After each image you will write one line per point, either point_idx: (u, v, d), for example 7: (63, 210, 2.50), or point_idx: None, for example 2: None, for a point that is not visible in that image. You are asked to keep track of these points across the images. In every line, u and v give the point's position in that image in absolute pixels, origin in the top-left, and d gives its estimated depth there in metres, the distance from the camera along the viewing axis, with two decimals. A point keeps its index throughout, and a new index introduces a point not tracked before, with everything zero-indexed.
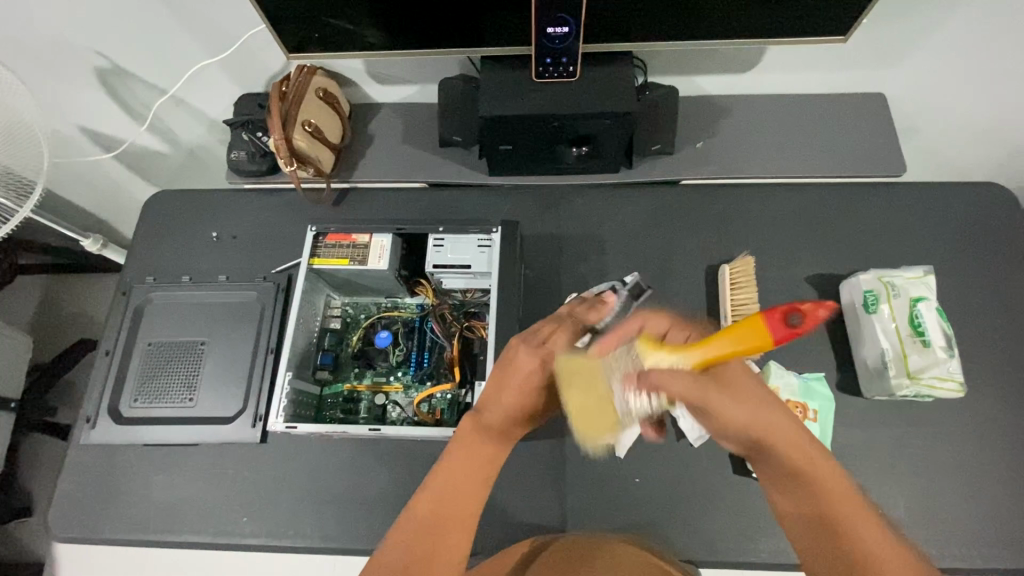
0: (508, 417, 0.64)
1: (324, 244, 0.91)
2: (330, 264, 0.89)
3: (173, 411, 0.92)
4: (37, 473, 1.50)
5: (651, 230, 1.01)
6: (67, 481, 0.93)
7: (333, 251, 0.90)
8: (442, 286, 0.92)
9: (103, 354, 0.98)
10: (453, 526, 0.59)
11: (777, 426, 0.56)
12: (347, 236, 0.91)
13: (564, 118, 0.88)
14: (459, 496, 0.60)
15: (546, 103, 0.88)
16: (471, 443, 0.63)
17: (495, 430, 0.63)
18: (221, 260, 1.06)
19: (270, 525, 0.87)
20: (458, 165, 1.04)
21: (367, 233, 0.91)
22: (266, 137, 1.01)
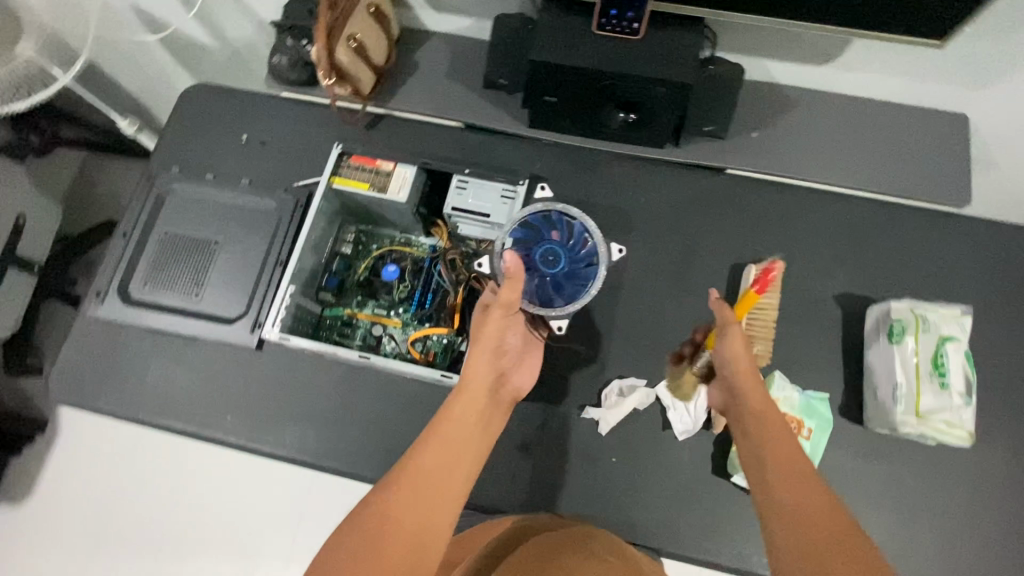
0: (477, 397, 0.73)
1: (347, 165, 0.90)
2: (350, 187, 0.88)
3: (179, 304, 0.94)
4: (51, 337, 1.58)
5: (683, 214, 0.97)
6: (69, 349, 0.96)
7: (354, 174, 0.89)
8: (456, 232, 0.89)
9: (120, 235, 0.99)
10: (459, 439, 0.67)
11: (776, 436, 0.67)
12: (371, 161, 0.89)
13: (615, 77, 0.83)
14: (462, 428, 0.69)
15: (600, 58, 0.83)
16: (472, 389, 0.73)
17: (484, 375, 0.75)
18: (245, 164, 1.05)
19: (252, 430, 0.89)
20: (498, 112, 1.01)
21: (391, 162, 0.88)
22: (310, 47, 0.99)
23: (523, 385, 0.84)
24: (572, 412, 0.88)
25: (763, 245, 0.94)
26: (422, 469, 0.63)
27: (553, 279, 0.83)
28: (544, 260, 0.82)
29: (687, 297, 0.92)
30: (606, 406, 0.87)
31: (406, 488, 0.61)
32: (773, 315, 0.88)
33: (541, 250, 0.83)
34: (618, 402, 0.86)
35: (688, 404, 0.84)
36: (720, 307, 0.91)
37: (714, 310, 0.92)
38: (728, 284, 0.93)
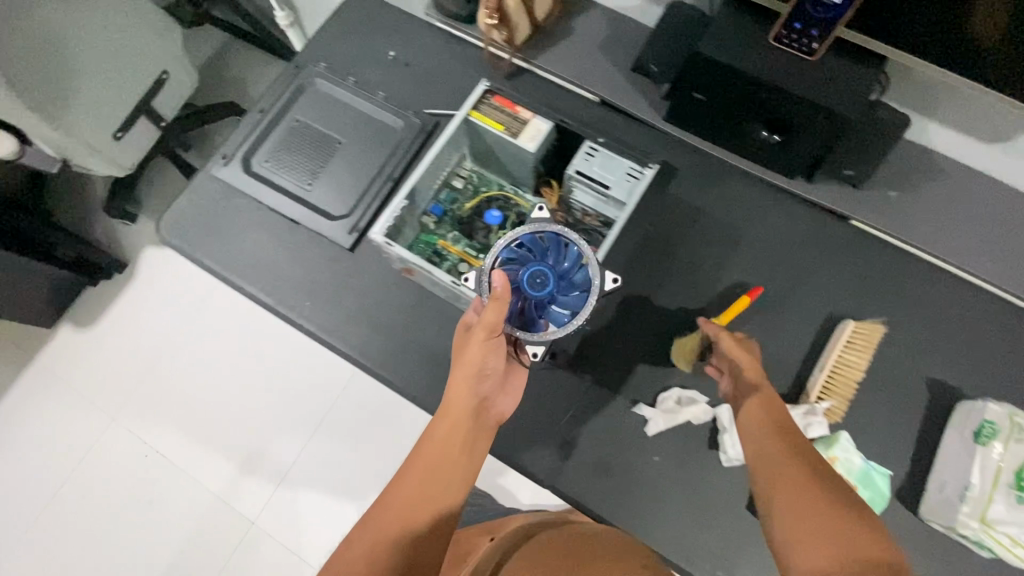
0: (455, 427, 0.71)
1: (487, 103, 0.90)
2: (483, 123, 0.88)
3: (292, 189, 0.99)
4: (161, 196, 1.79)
5: (793, 249, 0.94)
6: (182, 196, 1.01)
7: (491, 113, 0.89)
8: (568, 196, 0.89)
9: (257, 109, 1.04)
10: (436, 475, 0.68)
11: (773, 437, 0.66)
12: (511, 104, 0.89)
13: (777, 93, 0.81)
14: (440, 469, 0.68)
15: (768, 68, 0.80)
16: (452, 420, 0.72)
17: (465, 404, 0.72)
18: (384, 78, 1.08)
19: (325, 322, 0.94)
20: (637, 100, 1.02)
21: (529, 111, 0.87)
22: None
23: (509, 403, 0.80)
24: (626, 404, 0.88)
25: (867, 305, 0.91)
26: (398, 503, 0.66)
27: (537, 303, 0.78)
28: (531, 283, 0.77)
29: (773, 330, 0.90)
30: (661, 409, 0.86)
31: (381, 521, 0.64)
32: (858, 375, 0.86)
33: (529, 272, 0.77)
34: (674, 409, 0.85)
35: None
36: (804, 351, 0.89)
37: (796, 352, 0.89)
38: (818, 331, 0.90)
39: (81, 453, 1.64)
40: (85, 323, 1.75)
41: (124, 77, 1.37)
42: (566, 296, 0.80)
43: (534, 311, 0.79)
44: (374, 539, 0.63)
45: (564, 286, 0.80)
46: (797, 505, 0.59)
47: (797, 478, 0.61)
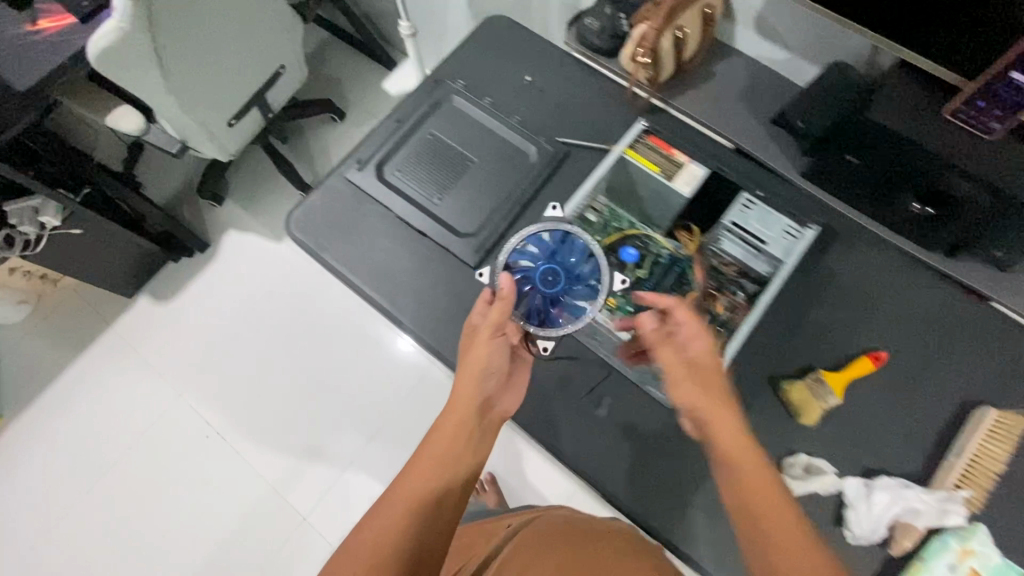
0: (461, 421, 0.76)
1: (642, 143, 0.90)
2: (639, 162, 0.87)
3: (420, 201, 1.01)
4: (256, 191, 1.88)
5: (930, 324, 0.91)
6: (314, 195, 1.02)
7: (647, 153, 0.88)
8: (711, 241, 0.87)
9: (394, 119, 1.06)
10: (439, 463, 0.72)
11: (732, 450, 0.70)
12: (666, 147, 0.89)
13: (943, 165, 0.79)
14: (440, 457, 0.72)
15: (938, 140, 0.78)
16: (453, 414, 0.76)
17: (466, 398, 0.77)
18: (518, 100, 1.08)
19: (444, 336, 0.94)
20: (777, 151, 1.01)
21: (685, 155, 0.87)
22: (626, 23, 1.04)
23: (512, 403, 0.84)
24: None
25: (1007, 391, 0.87)
26: (407, 488, 0.69)
27: (550, 297, 0.86)
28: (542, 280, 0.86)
29: (905, 405, 0.87)
30: (786, 474, 0.84)
31: (390, 506, 0.68)
32: (999, 466, 0.82)
33: (540, 272, 0.87)
34: (800, 475, 0.83)
35: (875, 511, 0.80)
36: (936, 431, 0.86)
37: (928, 431, 0.86)
38: (953, 412, 0.87)
39: (144, 424, 1.66)
40: (163, 297, 1.78)
41: (257, 67, 1.40)
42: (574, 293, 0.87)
43: (545, 305, 0.86)
44: (385, 519, 0.66)
45: (576, 283, 0.88)
46: (773, 514, 0.64)
47: (756, 484, 0.66)
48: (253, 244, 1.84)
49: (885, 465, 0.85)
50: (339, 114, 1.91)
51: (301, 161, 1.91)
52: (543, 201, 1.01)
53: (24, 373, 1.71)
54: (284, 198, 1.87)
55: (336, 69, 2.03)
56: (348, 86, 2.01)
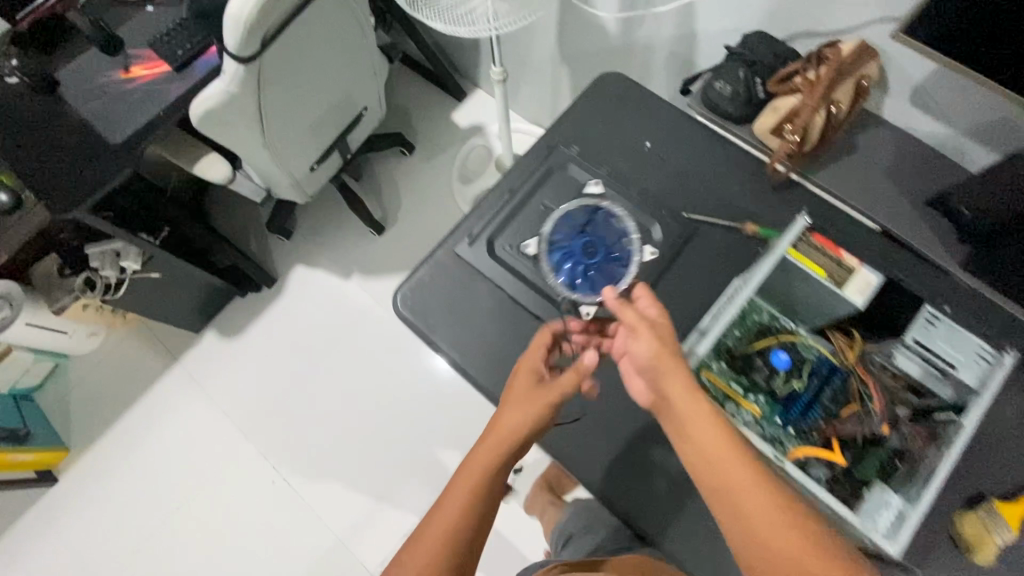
0: (500, 457, 0.78)
1: (804, 239, 0.77)
2: (803, 265, 0.75)
3: (535, 278, 0.95)
4: (325, 225, 1.84)
5: None
6: (422, 269, 0.97)
7: (812, 254, 0.76)
8: (878, 348, 0.78)
9: (505, 189, 1.01)
10: (472, 497, 0.76)
11: (704, 443, 0.67)
12: (834, 247, 0.76)
13: None
14: (472, 490, 0.76)
15: None
16: (488, 445, 0.78)
17: (506, 435, 0.77)
18: (638, 169, 1.01)
19: (565, 435, 0.86)
20: (929, 235, 0.92)
21: (858, 260, 0.75)
22: (763, 89, 0.96)
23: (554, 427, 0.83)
24: None
25: None
26: (444, 518, 0.75)
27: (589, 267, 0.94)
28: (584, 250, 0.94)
29: None
30: None
31: (425, 540, 0.74)
32: None
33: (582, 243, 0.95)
34: None
35: None
36: None
37: None
38: None
39: (211, 466, 1.63)
40: (230, 333, 1.76)
41: (343, 110, 1.35)
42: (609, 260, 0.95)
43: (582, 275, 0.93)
44: (427, 545, 0.73)
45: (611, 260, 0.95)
46: (763, 512, 0.64)
47: (739, 482, 0.65)
48: (318, 279, 1.80)
49: None
50: (409, 147, 1.87)
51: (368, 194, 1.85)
52: (669, 284, 0.93)
53: (92, 407, 1.71)
54: (351, 233, 1.83)
55: (404, 98, 1.98)
56: (416, 116, 1.96)
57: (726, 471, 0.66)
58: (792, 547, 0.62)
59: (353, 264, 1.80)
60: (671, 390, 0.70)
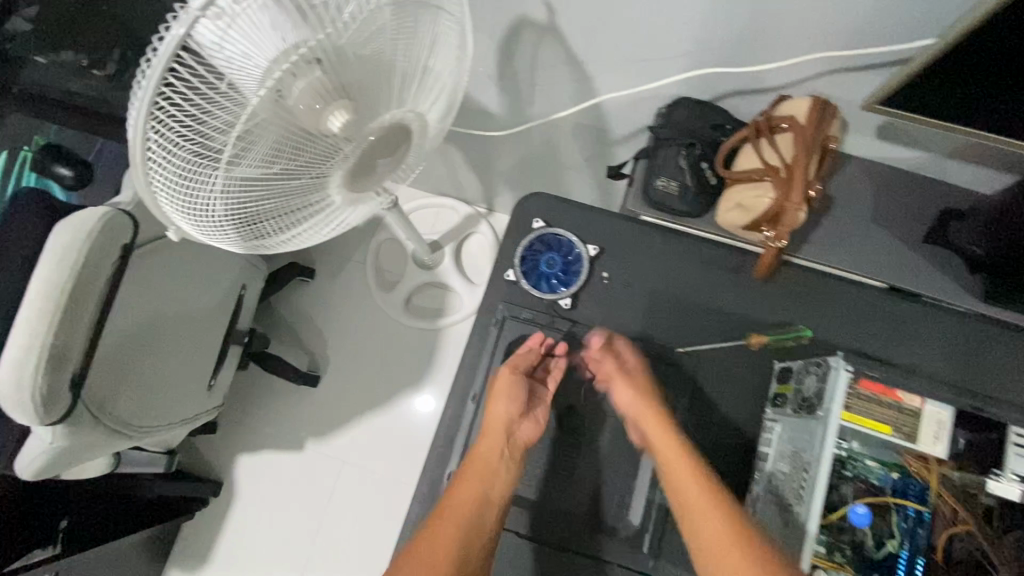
0: (490, 451, 0.75)
1: (851, 392, 0.63)
2: (864, 427, 0.62)
3: (544, 498, 0.77)
4: (250, 397, 1.57)
5: None
6: (407, 541, 0.77)
7: (869, 410, 0.62)
8: (962, 474, 0.67)
9: (466, 397, 0.80)
10: (465, 501, 0.73)
11: (674, 476, 0.69)
12: (890, 391, 0.62)
13: None
14: (460, 493, 0.73)
15: None
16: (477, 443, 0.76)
17: (490, 424, 0.76)
18: (603, 312, 0.83)
19: None
20: (943, 278, 0.81)
21: (919, 397, 0.62)
22: (712, 173, 0.80)
23: (537, 431, 0.78)
24: None
25: None
26: (453, 513, 0.73)
27: (557, 279, 0.83)
28: (548, 269, 0.83)
29: None
30: None
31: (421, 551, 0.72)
32: None
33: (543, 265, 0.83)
34: None
35: None
36: None
37: None
38: None
39: None
40: (197, 567, 1.49)
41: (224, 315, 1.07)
42: (584, 261, 0.83)
43: (559, 286, 0.82)
44: (434, 542, 0.72)
45: (570, 263, 0.83)
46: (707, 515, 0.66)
47: (694, 506, 0.67)
48: (268, 464, 1.53)
49: None
50: (308, 274, 1.59)
51: (286, 346, 1.58)
52: (699, 443, 0.79)
53: None
54: (286, 395, 1.57)
55: None
56: None
57: (696, 500, 0.67)
58: (728, 552, 0.63)
59: (303, 430, 1.55)
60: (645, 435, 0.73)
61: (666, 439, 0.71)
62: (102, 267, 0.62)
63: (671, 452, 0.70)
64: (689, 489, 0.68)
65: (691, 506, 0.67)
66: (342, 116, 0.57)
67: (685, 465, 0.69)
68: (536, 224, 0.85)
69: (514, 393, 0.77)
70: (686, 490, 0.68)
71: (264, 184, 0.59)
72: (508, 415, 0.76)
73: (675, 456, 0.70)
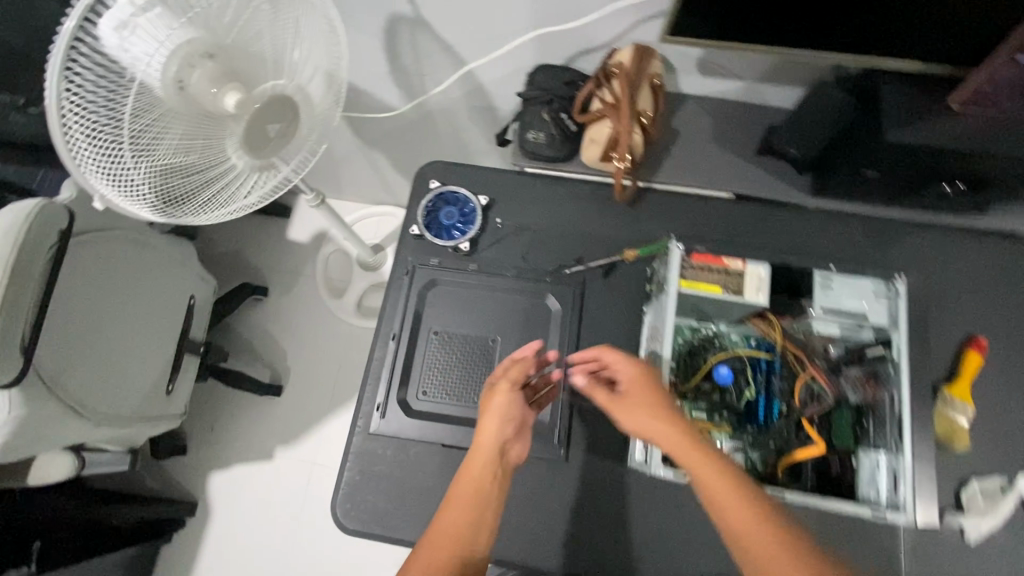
0: (483, 474, 0.72)
1: (688, 265, 0.79)
2: (698, 290, 0.77)
3: (465, 413, 0.87)
4: (218, 416, 1.63)
5: (994, 284, 0.90)
6: (349, 470, 0.85)
7: (700, 276, 0.77)
8: (795, 324, 0.81)
9: (389, 339, 0.91)
10: (454, 529, 0.68)
11: (712, 488, 0.65)
12: (716, 259, 0.78)
13: (962, 157, 0.78)
14: (451, 520, 0.69)
15: (950, 137, 0.77)
16: (469, 462, 0.73)
17: (484, 444, 0.73)
18: (501, 251, 0.95)
19: (575, 551, 0.81)
20: (778, 181, 0.94)
21: (740, 259, 0.77)
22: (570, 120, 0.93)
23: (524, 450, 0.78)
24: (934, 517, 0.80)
25: None
26: (442, 542, 0.67)
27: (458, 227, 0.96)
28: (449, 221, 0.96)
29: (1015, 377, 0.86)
30: (978, 512, 0.78)
31: None
32: None
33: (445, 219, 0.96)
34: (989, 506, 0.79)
35: None
36: None
37: None
38: None
39: None
40: None
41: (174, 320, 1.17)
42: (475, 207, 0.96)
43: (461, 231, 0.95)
44: (428, 569, 0.65)
45: (465, 212, 0.97)
46: (736, 518, 0.63)
47: (742, 521, 0.62)
48: (240, 477, 1.58)
49: None
50: (262, 292, 1.68)
51: (246, 362, 1.66)
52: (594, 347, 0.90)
53: None
54: (251, 409, 1.64)
55: (228, 245, 1.78)
56: (251, 256, 1.77)
57: (742, 515, 0.63)
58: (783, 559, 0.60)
59: (270, 440, 1.61)
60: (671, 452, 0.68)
61: (693, 457, 0.67)
62: (40, 241, 0.74)
63: (703, 468, 0.66)
64: (734, 505, 0.63)
65: (737, 518, 0.63)
66: (235, 95, 0.70)
67: (720, 476, 0.65)
68: (432, 184, 0.98)
69: (511, 410, 0.75)
70: (729, 502, 0.64)
71: (183, 159, 0.72)
72: (502, 433, 0.74)
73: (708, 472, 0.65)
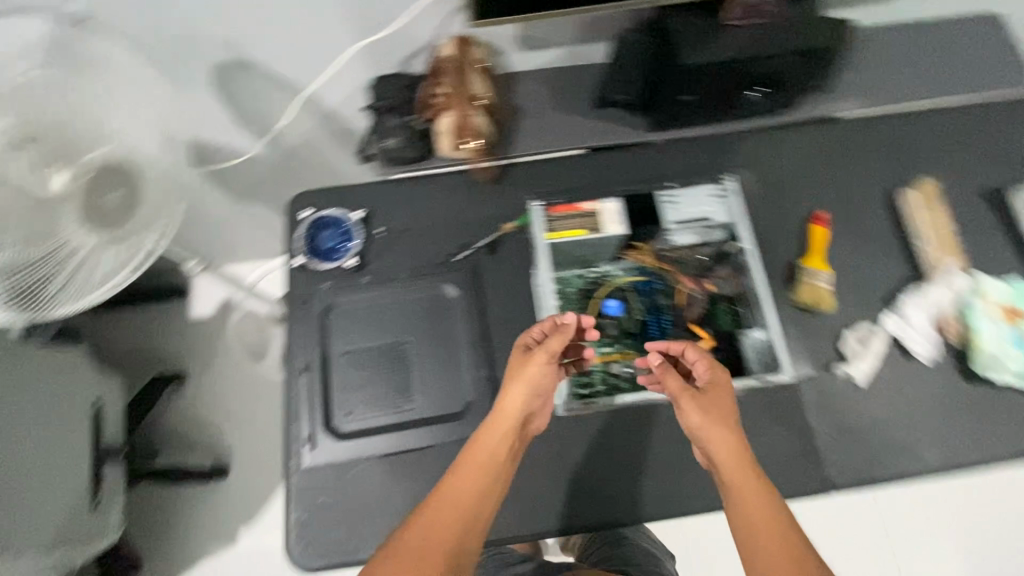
0: (502, 440, 0.76)
1: (553, 218, 0.97)
2: (562, 236, 0.95)
3: (395, 419, 0.88)
4: (166, 518, 1.53)
5: (820, 164, 1.03)
6: (293, 509, 0.84)
7: (564, 223, 0.96)
8: (659, 245, 0.98)
9: (301, 372, 0.91)
10: (467, 492, 0.71)
11: (743, 472, 0.71)
12: (573, 207, 0.97)
13: (750, 62, 0.88)
14: (463, 484, 0.71)
15: (733, 48, 0.87)
16: (494, 426, 0.77)
17: (508, 411, 0.78)
18: (389, 257, 0.98)
19: (532, 512, 0.84)
20: (619, 126, 1.01)
21: (592, 201, 0.97)
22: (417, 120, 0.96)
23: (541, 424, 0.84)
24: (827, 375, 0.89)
25: (897, 170, 1.03)
26: (450, 505, 0.69)
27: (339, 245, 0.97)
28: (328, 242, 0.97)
29: (858, 237, 0.98)
30: (858, 359, 0.89)
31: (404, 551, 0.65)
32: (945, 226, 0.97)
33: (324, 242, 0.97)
34: (865, 350, 0.89)
35: (921, 330, 0.90)
36: (890, 240, 0.98)
37: (886, 242, 0.98)
38: (888, 215, 1.00)
39: None
40: None
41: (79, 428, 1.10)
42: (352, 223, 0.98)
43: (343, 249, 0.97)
44: (434, 522, 0.67)
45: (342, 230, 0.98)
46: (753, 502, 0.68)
47: (752, 498, 0.69)
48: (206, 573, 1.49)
49: (890, 288, 0.95)
50: (179, 378, 1.60)
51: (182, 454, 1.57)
52: (499, 319, 0.94)
53: None
54: (200, 500, 1.55)
55: (131, 342, 1.69)
56: (159, 346, 1.69)
57: (755, 494, 0.69)
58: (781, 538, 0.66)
59: (229, 524, 1.53)
60: (712, 439, 0.75)
61: (732, 443, 0.74)
62: None
63: (733, 456, 0.73)
64: (751, 489, 0.70)
65: (751, 496, 0.69)
66: (62, 175, 0.71)
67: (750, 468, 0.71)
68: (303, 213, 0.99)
69: (540, 380, 0.80)
70: (744, 480, 0.70)
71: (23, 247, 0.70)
72: (529, 402, 0.79)
73: (739, 456, 0.72)
